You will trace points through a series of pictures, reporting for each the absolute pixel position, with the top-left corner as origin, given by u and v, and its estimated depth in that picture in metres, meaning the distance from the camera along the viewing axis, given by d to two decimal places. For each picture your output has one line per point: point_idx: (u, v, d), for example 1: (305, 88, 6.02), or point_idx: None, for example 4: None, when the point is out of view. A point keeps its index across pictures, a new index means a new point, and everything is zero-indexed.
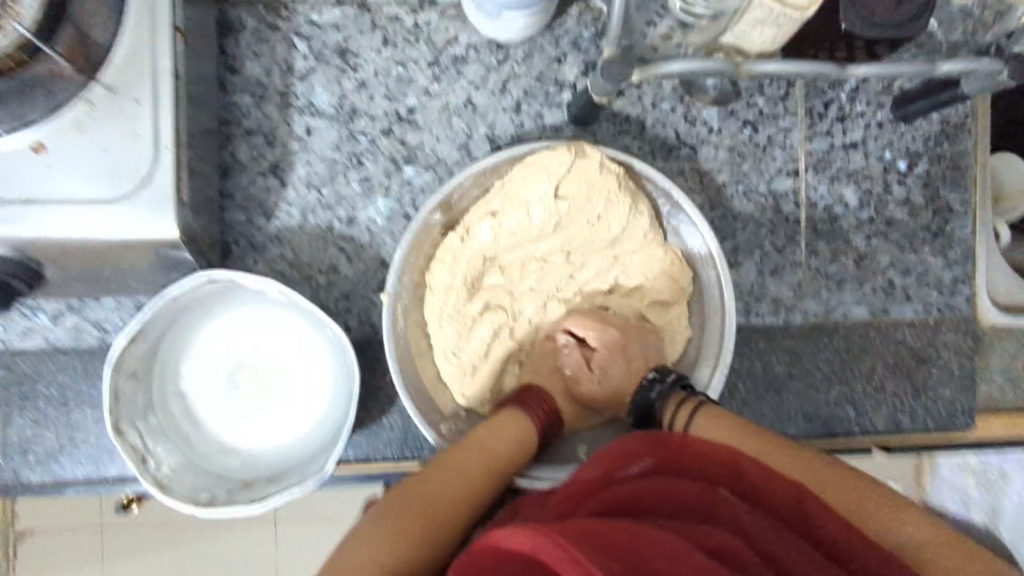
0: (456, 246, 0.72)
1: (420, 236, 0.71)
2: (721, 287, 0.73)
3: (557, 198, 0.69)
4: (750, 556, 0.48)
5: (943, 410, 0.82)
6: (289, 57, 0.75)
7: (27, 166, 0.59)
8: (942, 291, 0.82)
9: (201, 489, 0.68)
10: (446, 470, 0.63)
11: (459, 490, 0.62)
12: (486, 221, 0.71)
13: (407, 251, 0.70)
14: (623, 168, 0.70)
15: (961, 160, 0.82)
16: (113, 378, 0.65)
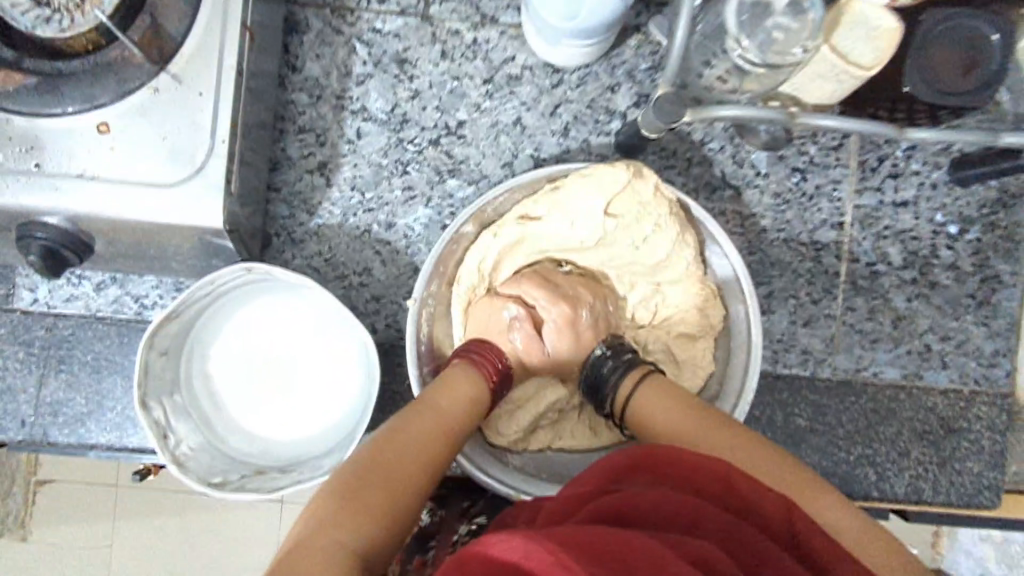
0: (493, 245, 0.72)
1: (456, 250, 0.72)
2: (749, 323, 0.72)
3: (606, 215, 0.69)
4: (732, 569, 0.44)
5: (969, 485, 0.79)
6: (348, 61, 0.77)
7: (91, 144, 0.61)
8: (980, 362, 0.80)
9: (216, 472, 0.70)
10: (410, 432, 0.58)
11: (427, 453, 0.58)
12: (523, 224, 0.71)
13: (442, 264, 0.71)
14: (676, 198, 0.69)
15: (1016, 230, 0.80)
16: (146, 354, 0.67)
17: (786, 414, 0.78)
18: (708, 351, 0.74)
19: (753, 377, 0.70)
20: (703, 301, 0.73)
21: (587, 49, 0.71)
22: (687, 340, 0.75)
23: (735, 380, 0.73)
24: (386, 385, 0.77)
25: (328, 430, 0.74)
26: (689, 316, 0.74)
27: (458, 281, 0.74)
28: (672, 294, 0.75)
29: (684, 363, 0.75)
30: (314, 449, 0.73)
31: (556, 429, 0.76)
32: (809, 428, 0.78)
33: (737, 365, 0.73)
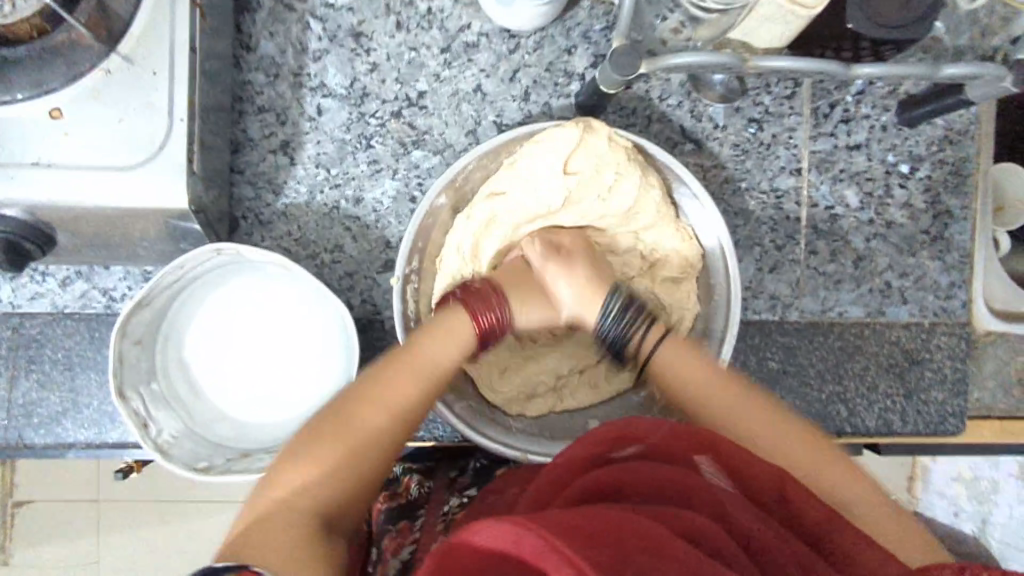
0: (467, 228, 0.73)
1: (427, 219, 0.72)
2: (726, 262, 0.74)
3: (567, 174, 0.70)
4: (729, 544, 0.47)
5: (934, 412, 0.83)
6: (303, 38, 0.76)
7: (44, 130, 0.60)
8: (938, 295, 0.83)
9: (200, 457, 0.69)
10: (397, 375, 0.62)
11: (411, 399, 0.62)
12: (489, 201, 0.72)
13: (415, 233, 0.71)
14: (631, 143, 0.71)
15: (963, 166, 0.83)
16: (118, 343, 0.66)
17: (759, 358, 0.81)
18: (691, 293, 0.77)
19: (734, 312, 0.72)
20: (681, 242, 0.76)
21: (545, 7, 0.72)
22: (671, 284, 0.78)
23: (718, 316, 0.75)
24: (367, 359, 0.78)
25: (313, 408, 0.74)
26: (670, 258, 0.77)
27: (440, 266, 0.74)
28: (651, 243, 0.76)
29: (672, 307, 0.77)
30: (300, 428, 0.73)
31: (557, 393, 0.78)
32: (782, 370, 0.81)
33: (717, 304, 0.75)
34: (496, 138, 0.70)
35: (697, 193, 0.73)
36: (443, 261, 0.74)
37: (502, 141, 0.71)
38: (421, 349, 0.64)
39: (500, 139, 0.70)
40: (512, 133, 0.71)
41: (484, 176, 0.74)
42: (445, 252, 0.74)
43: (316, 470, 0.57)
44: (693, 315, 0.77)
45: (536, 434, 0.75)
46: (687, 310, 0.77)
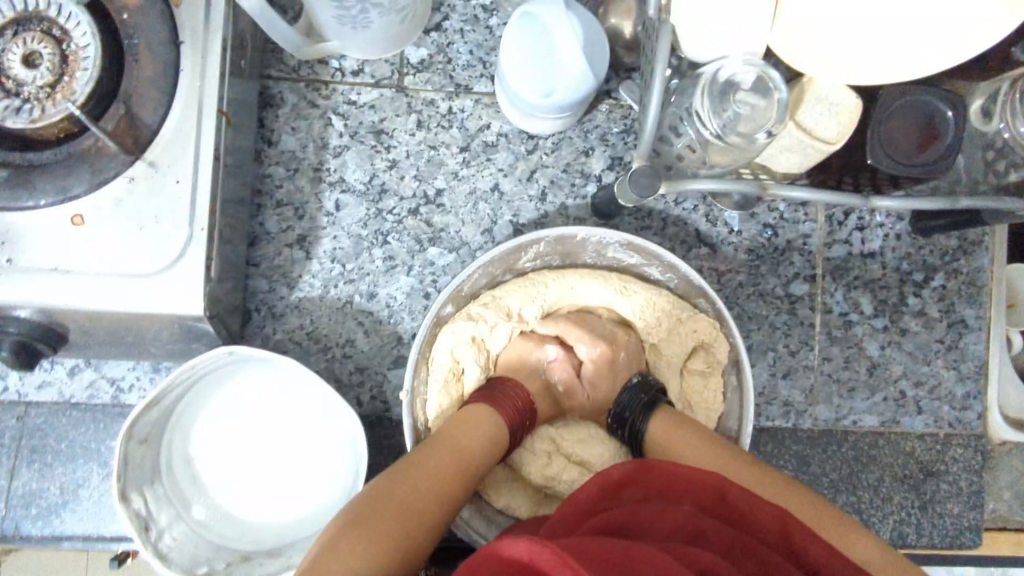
0: (465, 333, 0.74)
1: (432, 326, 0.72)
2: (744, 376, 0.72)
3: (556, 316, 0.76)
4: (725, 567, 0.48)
5: (949, 525, 0.82)
6: (324, 134, 0.77)
7: (64, 236, 0.60)
8: (953, 405, 0.82)
9: (200, 561, 0.68)
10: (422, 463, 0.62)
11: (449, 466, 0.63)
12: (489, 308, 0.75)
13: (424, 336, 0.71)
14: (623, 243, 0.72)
15: (978, 276, 0.83)
16: (123, 446, 0.65)
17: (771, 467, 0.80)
18: (716, 393, 0.75)
19: (749, 417, 0.70)
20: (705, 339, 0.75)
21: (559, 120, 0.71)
22: (698, 377, 0.76)
23: (735, 413, 0.74)
24: (374, 457, 0.77)
25: (319, 509, 0.72)
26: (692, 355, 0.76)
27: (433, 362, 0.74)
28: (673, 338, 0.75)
29: (695, 404, 0.76)
30: (304, 527, 0.72)
31: None
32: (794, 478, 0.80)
33: (733, 405, 0.75)
34: (496, 249, 0.71)
35: (706, 295, 0.73)
36: (438, 349, 0.74)
37: (508, 249, 0.71)
38: (460, 429, 0.66)
39: (509, 247, 0.70)
40: (513, 244, 0.71)
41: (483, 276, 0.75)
42: (440, 342, 0.74)
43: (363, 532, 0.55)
44: (716, 415, 0.75)
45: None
46: (710, 409, 0.75)
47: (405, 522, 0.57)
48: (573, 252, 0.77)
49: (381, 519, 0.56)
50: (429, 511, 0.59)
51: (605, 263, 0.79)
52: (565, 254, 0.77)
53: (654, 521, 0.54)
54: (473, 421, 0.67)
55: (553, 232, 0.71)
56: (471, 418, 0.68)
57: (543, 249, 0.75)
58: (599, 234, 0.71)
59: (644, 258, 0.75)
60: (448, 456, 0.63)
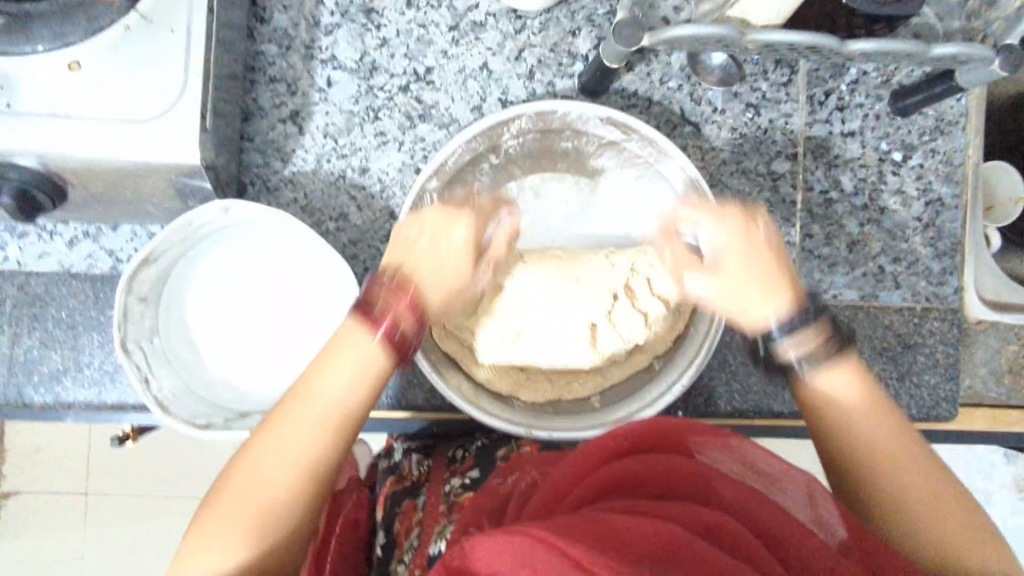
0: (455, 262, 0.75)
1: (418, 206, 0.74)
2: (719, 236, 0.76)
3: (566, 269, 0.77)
4: (737, 532, 0.46)
5: (928, 397, 0.84)
6: (316, 12, 0.78)
7: (62, 82, 0.61)
8: (930, 280, 0.85)
9: (199, 414, 0.70)
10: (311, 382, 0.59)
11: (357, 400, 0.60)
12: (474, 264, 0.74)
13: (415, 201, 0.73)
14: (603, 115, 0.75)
15: (955, 156, 0.85)
16: (123, 298, 0.67)
17: None
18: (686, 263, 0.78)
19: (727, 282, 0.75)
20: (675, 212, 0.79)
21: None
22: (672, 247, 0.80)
23: None
24: None
25: None
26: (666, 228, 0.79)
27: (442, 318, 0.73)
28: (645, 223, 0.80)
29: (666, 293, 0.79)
30: None
31: (564, 383, 0.79)
32: None
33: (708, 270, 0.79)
34: (490, 119, 0.74)
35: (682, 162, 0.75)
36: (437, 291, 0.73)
37: (498, 118, 0.74)
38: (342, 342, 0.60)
39: (494, 119, 0.74)
40: (496, 120, 0.74)
41: (470, 154, 0.77)
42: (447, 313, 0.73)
43: (269, 463, 0.56)
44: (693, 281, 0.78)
45: (542, 412, 0.77)
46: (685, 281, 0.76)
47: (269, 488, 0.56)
48: (553, 133, 0.80)
49: (262, 456, 0.56)
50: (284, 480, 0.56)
51: (589, 146, 0.81)
52: (543, 135, 0.80)
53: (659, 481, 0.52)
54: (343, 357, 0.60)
55: (537, 105, 0.75)
56: (342, 342, 0.61)
57: (525, 126, 0.78)
58: (579, 108, 0.75)
59: (623, 132, 0.78)
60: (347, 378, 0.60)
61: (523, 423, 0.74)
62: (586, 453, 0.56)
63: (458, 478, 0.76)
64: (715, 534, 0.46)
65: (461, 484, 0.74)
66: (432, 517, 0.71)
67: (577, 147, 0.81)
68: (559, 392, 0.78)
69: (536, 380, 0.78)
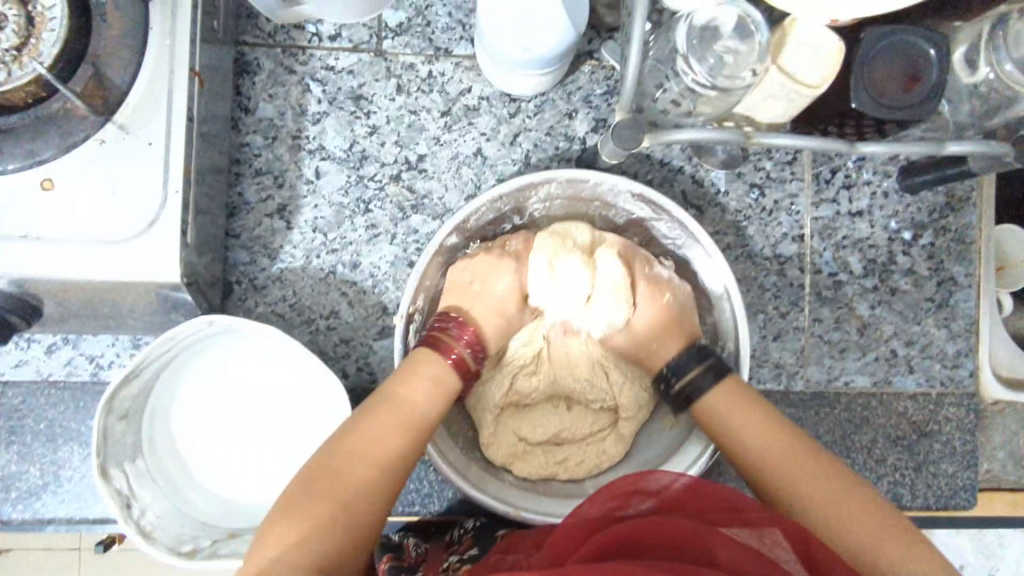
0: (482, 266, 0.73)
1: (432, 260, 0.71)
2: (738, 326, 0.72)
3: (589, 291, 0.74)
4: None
5: (944, 485, 0.81)
6: (302, 101, 0.75)
7: (33, 203, 0.58)
8: (945, 363, 0.82)
9: (184, 539, 0.66)
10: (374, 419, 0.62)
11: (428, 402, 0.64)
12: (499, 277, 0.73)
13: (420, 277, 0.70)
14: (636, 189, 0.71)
15: (966, 233, 0.82)
16: (102, 419, 0.63)
17: None
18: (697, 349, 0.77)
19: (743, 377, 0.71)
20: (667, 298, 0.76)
21: (483, 56, 0.72)
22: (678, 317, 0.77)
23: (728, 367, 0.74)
24: None
25: None
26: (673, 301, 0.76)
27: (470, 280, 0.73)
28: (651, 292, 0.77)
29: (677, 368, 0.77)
30: None
31: (563, 462, 0.74)
32: None
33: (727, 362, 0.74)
34: (508, 184, 0.70)
35: (702, 237, 0.72)
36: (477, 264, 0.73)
37: (525, 182, 0.70)
38: (401, 388, 0.64)
39: (522, 182, 0.69)
40: (526, 181, 0.70)
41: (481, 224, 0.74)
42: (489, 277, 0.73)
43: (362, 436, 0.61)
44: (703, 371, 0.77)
45: (531, 492, 0.72)
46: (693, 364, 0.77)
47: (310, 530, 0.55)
48: (582, 201, 0.76)
49: (334, 477, 0.58)
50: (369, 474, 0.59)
51: (614, 218, 0.78)
52: (571, 203, 0.76)
53: (661, 536, 0.53)
54: (422, 377, 0.65)
55: (568, 174, 0.70)
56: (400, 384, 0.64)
57: (554, 192, 0.74)
58: (612, 181, 0.71)
59: (653, 211, 0.74)
60: (391, 422, 0.62)
61: (512, 503, 0.69)
62: (588, 512, 0.57)
63: (458, 554, 0.72)
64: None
65: (459, 560, 0.70)
66: None
67: (604, 218, 0.78)
68: (555, 471, 0.73)
69: (532, 453, 0.74)
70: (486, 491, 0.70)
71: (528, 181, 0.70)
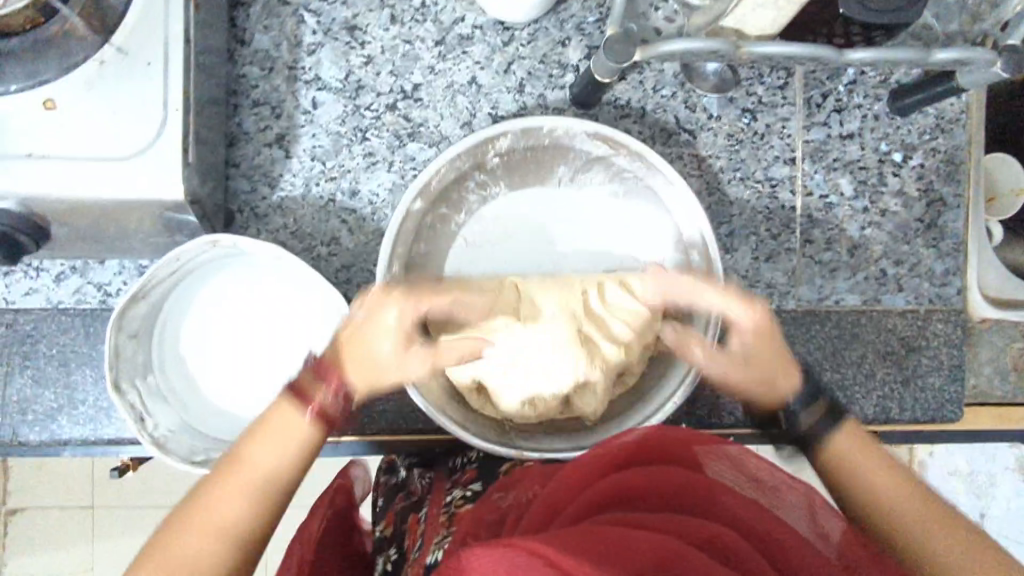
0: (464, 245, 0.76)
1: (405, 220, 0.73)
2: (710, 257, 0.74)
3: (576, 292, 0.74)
4: (736, 543, 0.46)
5: (932, 400, 0.83)
6: (297, 31, 0.76)
7: (37, 122, 0.60)
8: (933, 282, 0.84)
9: (198, 451, 0.70)
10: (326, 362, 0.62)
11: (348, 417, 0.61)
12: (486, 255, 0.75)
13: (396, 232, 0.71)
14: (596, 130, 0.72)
15: (955, 154, 0.83)
16: (113, 337, 0.66)
17: None
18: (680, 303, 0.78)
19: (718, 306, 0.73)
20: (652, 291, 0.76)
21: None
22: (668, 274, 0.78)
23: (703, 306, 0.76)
24: None
25: None
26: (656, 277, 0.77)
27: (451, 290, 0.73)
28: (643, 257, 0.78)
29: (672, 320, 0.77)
30: None
31: None
32: None
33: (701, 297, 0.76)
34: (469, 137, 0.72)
35: (670, 176, 0.73)
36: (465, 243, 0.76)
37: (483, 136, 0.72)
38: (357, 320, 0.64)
39: (481, 135, 0.71)
40: (484, 134, 0.72)
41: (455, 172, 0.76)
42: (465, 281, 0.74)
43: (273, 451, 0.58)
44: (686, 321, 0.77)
45: (535, 437, 0.74)
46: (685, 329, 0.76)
47: (271, 470, 0.57)
48: (545, 148, 0.78)
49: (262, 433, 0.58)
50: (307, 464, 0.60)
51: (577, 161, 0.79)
52: (537, 149, 0.78)
53: (658, 485, 0.51)
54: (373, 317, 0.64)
55: (523, 122, 0.72)
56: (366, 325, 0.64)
57: (517, 140, 0.76)
58: (568, 123, 0.73)
59: (614, 147, 0.76)
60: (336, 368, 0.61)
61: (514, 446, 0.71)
62: (584, 465, 0.54)
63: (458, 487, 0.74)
64: (716, 548, 0.46)
65: (461, 496, 0.72)
66: (432, 526, 0.69)
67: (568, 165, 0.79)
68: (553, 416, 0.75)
69: None
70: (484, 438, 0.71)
71: (486, 134, 0.72)
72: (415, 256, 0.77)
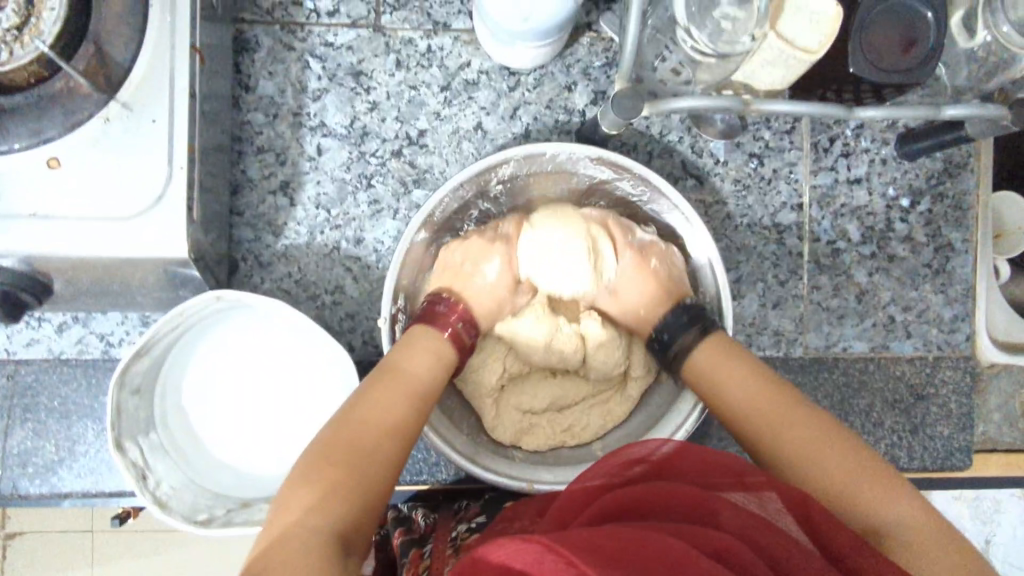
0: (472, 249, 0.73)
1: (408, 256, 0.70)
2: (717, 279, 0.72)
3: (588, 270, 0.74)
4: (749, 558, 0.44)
5: (940, 448, 0.82)
6: (302, 77, 0.76)
7: (40, 182, 0.59)
8: (941, 328, 0.83)
9: (200, 509, 0.68)
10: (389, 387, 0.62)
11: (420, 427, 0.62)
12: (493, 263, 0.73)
13: (399, 270, 0.69)
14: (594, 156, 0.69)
15: (963, 198, 0.83)
16: (116, 394, 0.65)
17: None
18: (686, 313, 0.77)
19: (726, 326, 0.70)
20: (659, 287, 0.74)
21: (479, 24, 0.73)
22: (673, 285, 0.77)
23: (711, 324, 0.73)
24: None
25: None
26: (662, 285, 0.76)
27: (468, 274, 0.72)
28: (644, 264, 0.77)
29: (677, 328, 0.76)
30: None
31: (569, 430, 0.74)
32: None
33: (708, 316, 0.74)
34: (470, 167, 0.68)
35: (672, 199, 0.71)
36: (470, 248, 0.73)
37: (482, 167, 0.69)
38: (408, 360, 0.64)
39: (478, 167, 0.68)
40: (482, 167, 0.69)
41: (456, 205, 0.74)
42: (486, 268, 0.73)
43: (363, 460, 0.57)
44: None
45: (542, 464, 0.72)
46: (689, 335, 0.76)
47: (373, 479, 0.56)
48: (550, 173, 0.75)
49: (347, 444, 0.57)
50: (378, 480, 0.57)
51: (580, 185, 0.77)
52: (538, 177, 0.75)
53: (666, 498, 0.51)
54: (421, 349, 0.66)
55: (523, 150, 0.69)
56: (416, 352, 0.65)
57: (515, 170, 0.73)
58: (569, 150, 0.70)
59: (617, 173, 0.73)
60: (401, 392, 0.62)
61: (524, 477, 0.69)
62: (592, 482, 0.55)
63: (465, 523, 0.72)
64: (726, 557, 0.44)
65: (467, 530, 0.70)
66: (440, 560, 0.65)
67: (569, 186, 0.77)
68: (561, 440, 0.74)
69: (535, 430, 0.74)
70: (491, 468, 0.69)
71: (485, 166, 0.69)
72: (419, 288, 0.75)
